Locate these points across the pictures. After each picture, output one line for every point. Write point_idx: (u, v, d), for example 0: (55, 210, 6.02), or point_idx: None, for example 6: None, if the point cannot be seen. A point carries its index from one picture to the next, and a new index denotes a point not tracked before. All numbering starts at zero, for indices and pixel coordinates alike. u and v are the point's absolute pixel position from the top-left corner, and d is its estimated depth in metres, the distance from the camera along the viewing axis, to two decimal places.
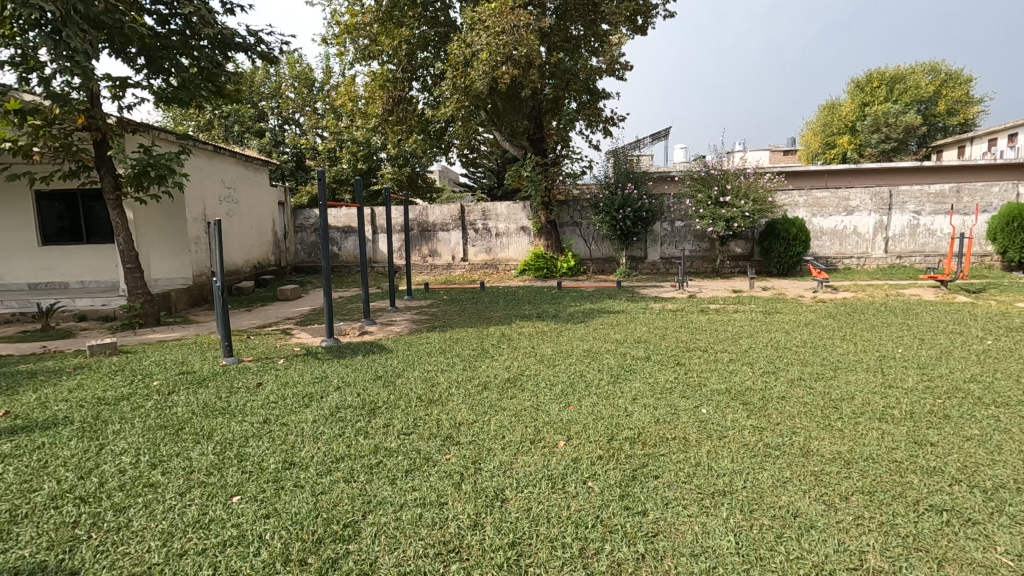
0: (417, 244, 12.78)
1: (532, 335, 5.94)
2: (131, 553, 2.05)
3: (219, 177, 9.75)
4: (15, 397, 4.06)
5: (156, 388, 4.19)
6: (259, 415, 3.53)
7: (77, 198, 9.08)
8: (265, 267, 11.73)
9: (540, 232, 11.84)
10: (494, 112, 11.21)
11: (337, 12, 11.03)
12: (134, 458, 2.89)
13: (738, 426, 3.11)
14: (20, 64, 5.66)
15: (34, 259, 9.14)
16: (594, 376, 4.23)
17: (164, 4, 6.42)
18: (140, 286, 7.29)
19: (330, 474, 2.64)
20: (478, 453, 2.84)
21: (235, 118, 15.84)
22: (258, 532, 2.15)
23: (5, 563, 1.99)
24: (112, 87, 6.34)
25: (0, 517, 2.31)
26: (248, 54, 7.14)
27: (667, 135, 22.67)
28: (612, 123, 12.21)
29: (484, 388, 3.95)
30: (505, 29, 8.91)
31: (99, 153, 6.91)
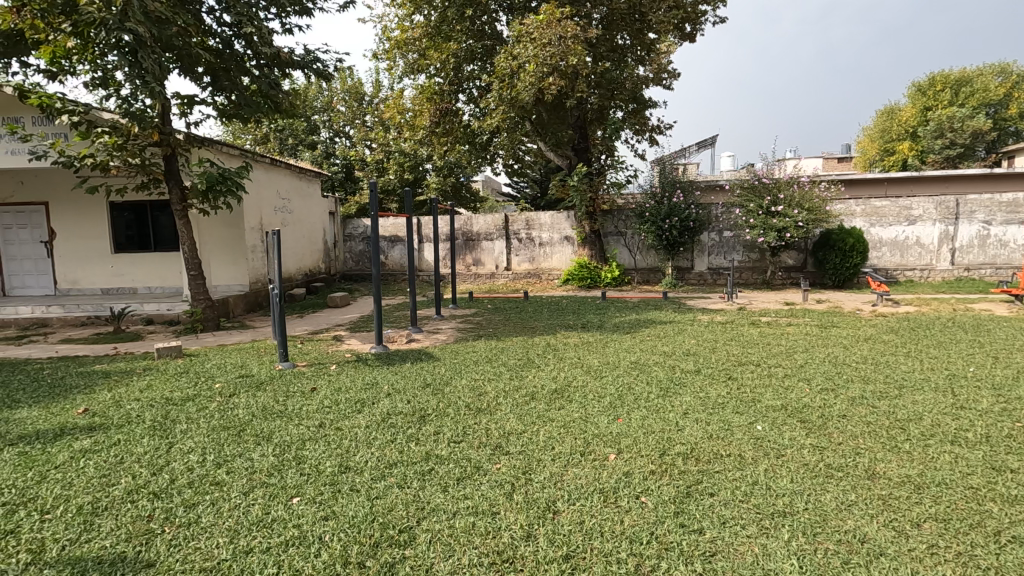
0: (461, 253, 12.89)
1: (578, 345, 5.91)
2: (201, 548, 2.15)
3: (274, 189, 10.17)
4: (92, 395, 4.34)
5: (218, 390, 4.39)
6: (315, 419, 3.65)
7: (145, 208, 9.69)
8: (315, 275, 12.11)
9: (584, 241, 11.78)
10: (540, 123, 11.29)
11: (388, 28, 11.43)
12: (201, 457, 3.04)
13: (797, 445, 3.01)
14: (101, 84, 6.05)
15: (107, 266, 9.76)
16: (643, 389, 4.15)
17: (228, 27, 6.79)
18: (202, 292, 7.66)
19: (384, 479, 2.70)
20: (528, 463, 2.85)
21: (289, 132, 16.53)
22: (318, 534, 2.22)
23: (90, 552, 2.12)
24: (181, 104, 6.74)
25: (84, 508, 2.46)
26: (305, 71, 7.48)
27: (714, 142, 22.15)
28: (658, 132, 12.09)
29: (532, 399, 3.96)
30: (552, 40, 8.99)
31: (167, 167, 7.32)
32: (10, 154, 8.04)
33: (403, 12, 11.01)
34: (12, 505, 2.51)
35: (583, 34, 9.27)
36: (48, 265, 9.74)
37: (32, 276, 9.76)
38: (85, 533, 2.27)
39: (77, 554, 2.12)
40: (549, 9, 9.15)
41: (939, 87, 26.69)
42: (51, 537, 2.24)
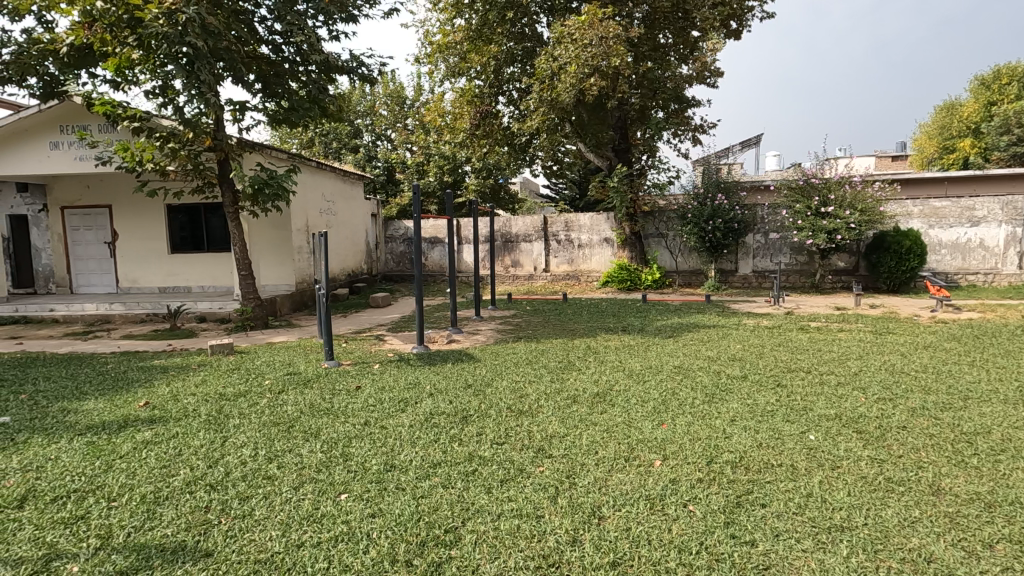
0: (500, 255, 12.94)
1: (619, 348, 5.84)
2: (256, 540, 2.22)
3: (319, 191, 10.45)
4: (152, 389, 4.56)
5: (268, 387, 4.54)
6: (361, 417, 3.72)
7: (199, 211, 10.12)
8: (357, 275, 12.38)
9: (624, 243, 11.64)
10: (580, 124, 11.22)
11: (430, 33, 11.59)
12: (254, 451, 3.14)
13: (852, 456, 2.88)
14: (160, 94, 6.37)
15: (164, 265, 10.24)
16: (688, 395, 4.06)
17: (279, 35, 7.03)
18: (252, 291, 7.95)
19: (428, 479, 2.73)
20: (572, 467, 2.82)
21: (333, 136, 16.98)
22: (365, 531, 2.26)
23: (153, 540, 2.22)
24: (234, 111, 7.01)
25: (147, 497, 2.59)
26: (350, 76, 7.67)
27: (759, 142, 21.52)
28: (701, 131, 11.84)
29: (573, 402, 3.92)
30: (593, 41, 8.91)
31: (221, 171, 7.63)
32: (77, 160, 8.64)
33: (444, 16, 11.16)
34: (82, 492, 2.65)
35: (625, 34, 9.17)
36: (110, 265, 10.29)
37: (96, 275, 10.34)
38: (148, 521, 2.37)
39: (141, 541, 2.22)
40: (591, 9, 9.07)
41: (1005, 80, 25.20)
42: (118, 523, 2.36)
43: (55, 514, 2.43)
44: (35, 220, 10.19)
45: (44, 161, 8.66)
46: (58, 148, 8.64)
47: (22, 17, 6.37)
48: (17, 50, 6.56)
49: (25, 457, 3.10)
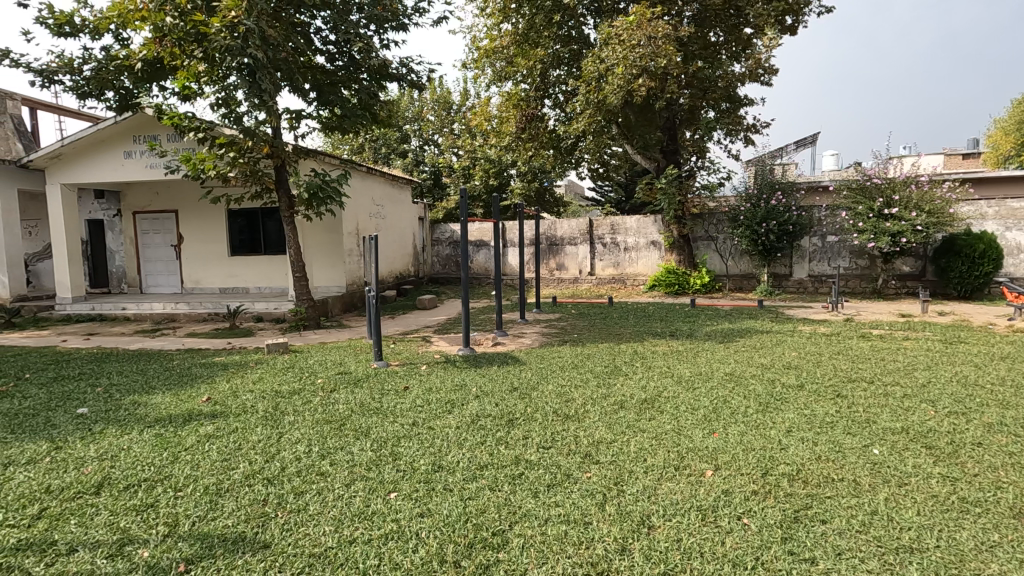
0: (545, 258, 12.94)
1: (667, 354, 5.72)
2: (310, 534, 2.29)
3: (369, 196, 10.72)
4: (214, 385, 4.79)
5: (321, 385, 4.69)
6: (409, 417, 3.79)
7: (256, 215, 10.57)
8: (405, 278, 12.63)
9: (672, 247, 11.41)
10: (627, 125, 11.08)
11: (477, 38, 11.73)
12: (307, 448, 3.25)
13: (921, 473, 2.71)
14: (223, 104, 6.68)
15: (224, 267, 10.75)
16: (740, 403, 3.93)
17: (333, 45, 7.28)
18: (306, 292, 8.24)
19: (476, 481, 2.75)
20: (619, 474, 2.78)
21: (383, 141, 17.41)
22: (414, 530, 2.29)
23: (215, 530, 2.33)
24: (290, 119, 7.29)
25: (210, 488, 2.71)
26: (400, 83, 7.85)
27: (815, 141, 20.65)
28: (754, 131, 11.48)
29: (620, 408, 3.87)
30: (641, 41, 8.78)
31: (277, 177, 7.94)
32: (147, 168, 9.19)
33: (491, 21, 11.26)
34: (151, 481, 2.81)
35: (674, 34, 8.99)
36: (176, 267, 10.89)
37: (163, 276, 10.96)
38: (210, 512, 2.49)
39: (204, 530, 2.33)
40: (639, 9, 8.94)
41: None
42: (183, 513, 2.48)
43: (127, 501, 2.58)
44: (110, 224, 10.91)
45: (118, 169, 9.27)
46: (131, 157, 9.22)
47: (101, 35, 6.83)
48: (96, 65, 7.05)
49: (101, 446, 3.31)
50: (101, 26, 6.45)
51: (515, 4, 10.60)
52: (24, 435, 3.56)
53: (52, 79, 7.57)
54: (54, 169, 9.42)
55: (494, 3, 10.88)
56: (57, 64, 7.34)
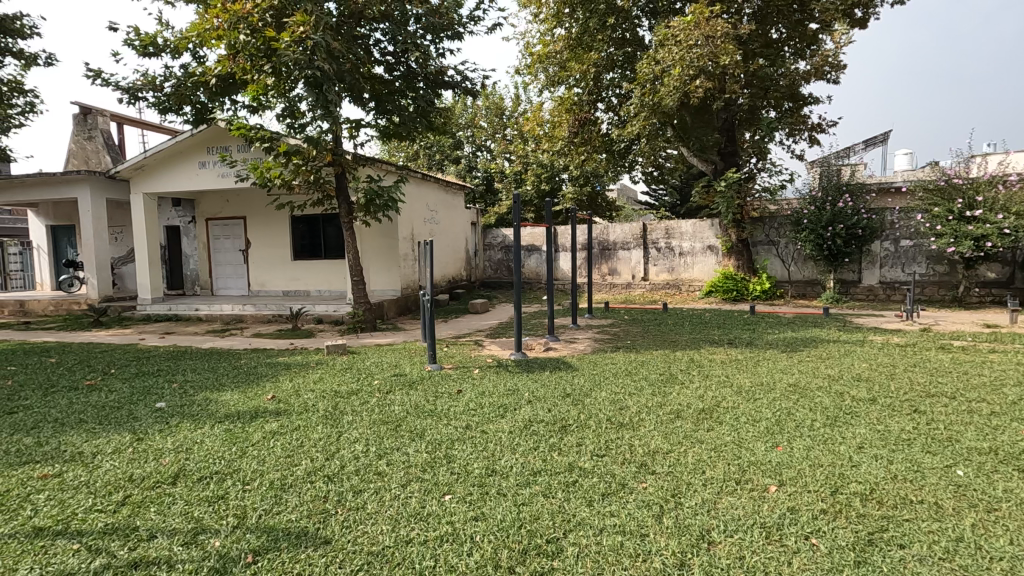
0: (597, 263, 12.81)
1: (726, 363, 5.52)
2: (368, 532, 2.35)
3: (423, 202, 10.95)
4: (278, 384, 5.02)
5: (377, 386, 4.82)
6: (462, 420, 3.83)
7: (317, 221, 11.01)
8: (457, 282, 12.82)
9: (730, 251, 11.05)
10: (682, 128, 10.84)
11: (531, 44, 11.80)
12: (365, 447, 3.34)
13: (1014, 499, 2.49)
14: (288, 115, 7.00)
15: (287, 270, 11.24)
16: (806, 416, 3.74)
17: (392, 55, 7.50)
18: (363, 295, 8.51)
19: (529, 487, 2.74)
20: (677, 486, 2.70)
21: (437, 148, 17.76)
22: (469, 533, 2.31)
23: (280, 524, 2.42)
24: (351, 128, 7.57)
25: (275, 483, 2.84)
26: (455, 90, 8.00)
27: (886, 139, 19.48)
28: (819, 130, 10.97)
29: (677, 417, 3.76)
30: (699, 41, 8.55)
31: (338, 184, 8.23)
32: (219, 177, 9.76)
33: (545, 27, 11.29)
34: (222, 474, 2.96)
35: (734, 32, 8.72)
36: (244, 270, 11.49)
37: (232, 278, 11.58)
38: (276, 506, 2.60)
39: (270, 523, 2.43)
40: (697, 8, 8.71)
41: None
42: (251, 506, 2.60)
43: (201, 492, 2.74)
44: (185, 230, 11.65)
45: (193, 178, 9.89)
46: (205, 167, 9.83)
47: (181, 54, 7.33)
48: (176, 82, 7.56)
49: (177, 438, 3.53)
50: (181, 45, 6.90)
51: (568, 9, 10.58)
52: (110, 426, 3.84)
53: (138, 96, 8.18)
54: (137, 179, 10.16)
55: (548, 8, 10.90)
56: (142, 82, 7.92)
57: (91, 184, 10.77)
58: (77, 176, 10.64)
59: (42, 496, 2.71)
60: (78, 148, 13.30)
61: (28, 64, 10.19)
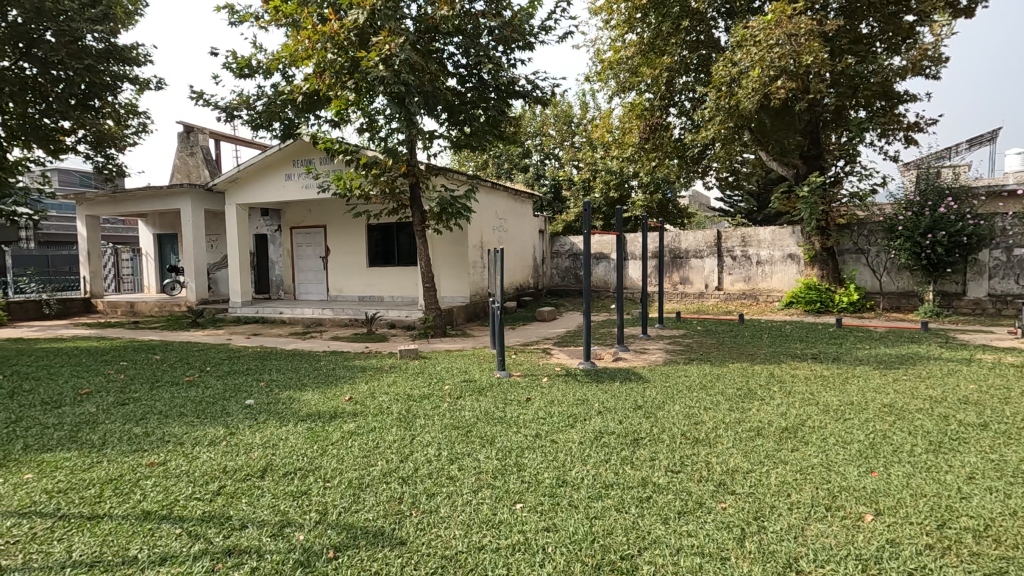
0: (669, 271, 12.47)
1: (810, 379, 5.18)
2: (441, 536, 2.38)
3: (493, 210, 11.10)
4: (355, 385, 5.22)
5: (448, 391, 4.90)
6: (532, 428, 3.82)
7: (391, 229, 11.43)
8: (524, 289, 12.88)
9: (813, 260, 10.42)
10: (761, 131, 10.36)
11: (601, 51, 11.72)
12: (438, 451, 3.41)
13: None
14: (368, 128, 7.33)
15: (363, 277, 11.73)
16: (904, 441, 3.44)
17: (464, 68, 7.69)
18: (434, 302, 8.74)
19: (602, 500, 2.69)
20: (759, 508, 2.55)
21: (505, 157, 17.99)
22: (541, 544, 2.29)
23: (358, 521, 2.52)
24: (425, 139, 7.82)
25: (354, 481, 2.95)
26: (526, 99, 8.09)
27: (994, 137, 17.73)
28: (915, 129, 10.17)
29: (758, 435, 3.57)
30: (781, 40, 8.15)
31: (412, 194, 8.51)
32: (304, 188, 10.38)
33: (616, 33, 11.20)
34: (305, 470, 3.12)
35: (820, 29, 8.25)
36: (324, 276, 12.11)
37: (313, 284, 12.22)
38: (354, 504, 2.70)
39: (349, 521, 2.52)
40: (778, 7, 8.32)
41: None
42: (331, 503, 2.70)
43: (286, 486, 2.89)
44: (272, 238, 12.44)
45: (280, 190, 10.56)
46: (291, 179, 10.48)
47: (272, 74, 7.86)
48: (268, 100, 8.11)
49: (264, 435, 3.75)
50: (273, 66, 7.40)
51: (640, 14, 10.43)
52: (206, 420, 4.14)
53: (234, 114, 8.86)
54: (231, 191, 10.96)
55: (619, 15, 10.79)
56: (237, 101, 8.57)
57: (192, 196, 11.75)
58: (180, 189, 11.65)
59: (149, 482, 2.96)
60: (182, 164, 14.60)
61: (142, 89, 11.29)
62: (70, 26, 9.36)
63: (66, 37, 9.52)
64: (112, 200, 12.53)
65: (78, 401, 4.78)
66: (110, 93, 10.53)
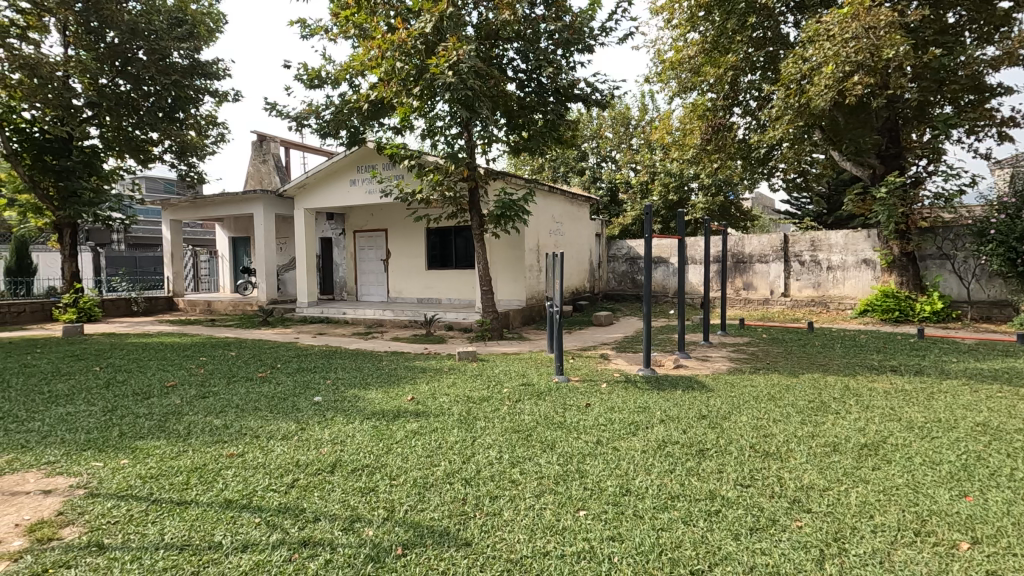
0: (731, 276, 12.06)
1: (891, 393, 4.85)
2: (505, 540, 2.39)
3: (549, 214, 11.09)
4: (415, 386, 5.34)
5: (506, 395, 4.92)
6: (593, 435, 3.78)
7: (449, 234, 11.65)
8: (580, 293, 12.78)
9: (891, 266, 9.78)
10: (833, 130, 9.85)
11: (662, 51, 11.51)
12: (499, 454, 3.43)
13: None
14: (430, 134, 7.51)
15: (421, 280, 11.99)
16: (1004, 464, 3.16)
17: (524, 72, 7.74)
18: (491, 305, 8.82)
19: (668, 511, 2.62)
20: (839, 529, 2.42)
21: (562, 161, 17.94)
22: (607, 554, 2.26)
23: (424, 520, 2.56)
24: (484, 143, 7.92)
25: (418, 481, 3.01)
26: (585, 102, 8.06)
27: None
28: (1009, 124, 9.38)
29: (834, 451, 3.38)
30: (858, 34, 7.70)
31: (471, 198, 8.61)
32: (367, 193, 10.74)
33: (677, 33, 10.96)
34: (372, 467, 3.22)
35: (902, 20, 7.75)
36: (384, 278, 12.47)
37: (374, 286, 12.62)
38: (420, 502, 2.76)
39: (415, 520, 2.57)
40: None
41: None
42: (397, 501, 2.77)
43: (355, 482, 2.98)
44: (336, 242, 12.94)
45: (345, 195, 10.98)
46: (356, 184, 10.88)
47: (340, 84, 8.19)
48: (335, 109, 8.44)
49: (332, 431, 3.89)
50: (341, 76, 7.71)
51: (704, 11, 10.14)
52: (279, 415, 4.35)
53: (304, 123, 9.28)
54: (300, 196, 11.48)
55: (681, 14, 10.55)
56: (307, 111, 8.97)
57: (264, 201, 12.40)
58: (254, 195, 12.31)
59: (229, 472, 3.14)
60: (255, 171, 15.46)
61: (221, 101, 12.03)
62: (159, 45, 10.12)
63: (156, 54, 10.29)
64: (193, 205, 13.40)
65: (164, 393, 5.12)
66: (193, 106, 11.26)
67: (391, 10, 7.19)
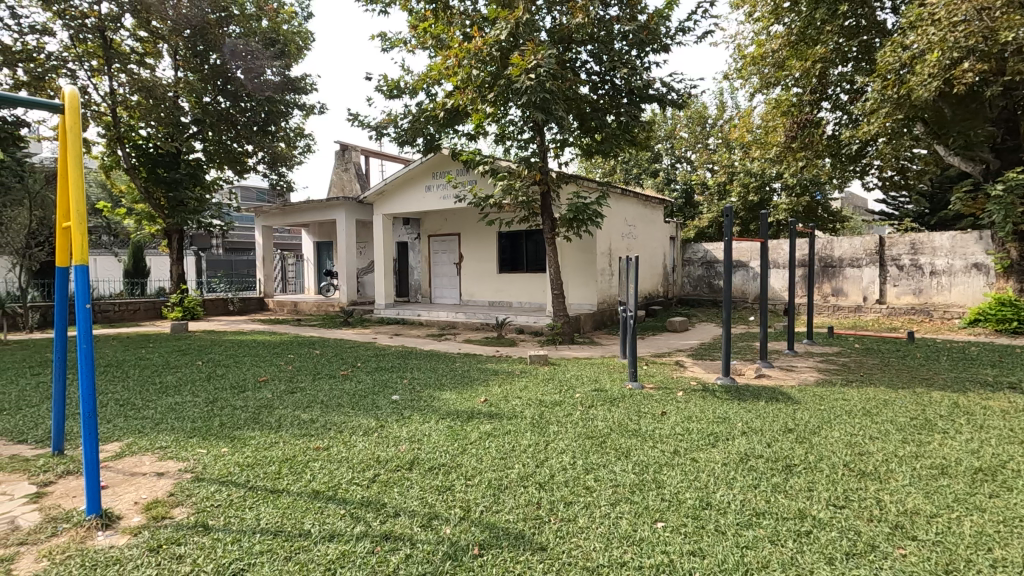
0: (819, 281, 11.33)
1: (1009, 412, 4.36)
2: (581, 547, 2.36)
3: (622, 217, 10.91)
4: (488, 388, 5.41)
5: (579, 399, 4.89)
6: (669, 444, 3.67)
7: (521, 238, 11.74)
8: (654, 297, 12.46)
9: (1008, 271, 8.97)
10: (937, 122, 9.04)
11: (742, 46, 11.05)
12: (573, 459, 3.40)
13: None
14: (503, 139, 7.60)
15: (493, 283, 12.15)
16: None
17: (598, 74, 7.67)
18: (563, 309, 8.79)
19: (753, 529, 2.49)
20: (950, 560, 2.20)
21: (634, 163, 17.60)
22: (686, 568, 2.19)
23: (500, 521, 2.60)
24: (556, 147, 7.91)
25: (493, 483, 3.04)
26: (660, 102, 7.87)
27: None
28: None
29: (942, 474, 3.08)
30: (967, 16, 7.01)
31: (543, 202, 8.62)
32: (442, 199, 11.04)
33: (759, 26, 10.48)
34: (447, 466, 3.29)
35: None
36: (457, 281, 12.75)
37: (447, 289, 12.94)
38: (495, 504, 2.78)
39: (491, 520, 2.60)
40: None
41: None
42: (473, 501, 2.81)
43: (432, 481, 3.06)
44: (412, 246, 13.37)
45: (421, 200, 11.33)
46: (431, 190, 11.20)
47: (417, 93, 8.48)
48: (412, 118, 8.74)
49: (409, 429, 4.02)
50: (419, 86, 7.99)
51: (789, 3, 9.62)
52: (360, 411, 4.55)
53: (383, 132, 9.67)
54: (379, 203, 11.98)
55: (764, 6, 10.08)
56: (386, 120, 9.35)
57: (346, 208, 13.04)
58: (337, 202, 12.98)
59: (317, 464, 3.32)
60: (338, 179, 16.31)
61: (308, 114, 12.80)
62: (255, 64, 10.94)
63: (251, 73, 11.12)
64: (283, 212, 14.30)
65: (257, 388, 5.49)
66: (284, 119, 12.05)
67: (467, 20, 7.38)
